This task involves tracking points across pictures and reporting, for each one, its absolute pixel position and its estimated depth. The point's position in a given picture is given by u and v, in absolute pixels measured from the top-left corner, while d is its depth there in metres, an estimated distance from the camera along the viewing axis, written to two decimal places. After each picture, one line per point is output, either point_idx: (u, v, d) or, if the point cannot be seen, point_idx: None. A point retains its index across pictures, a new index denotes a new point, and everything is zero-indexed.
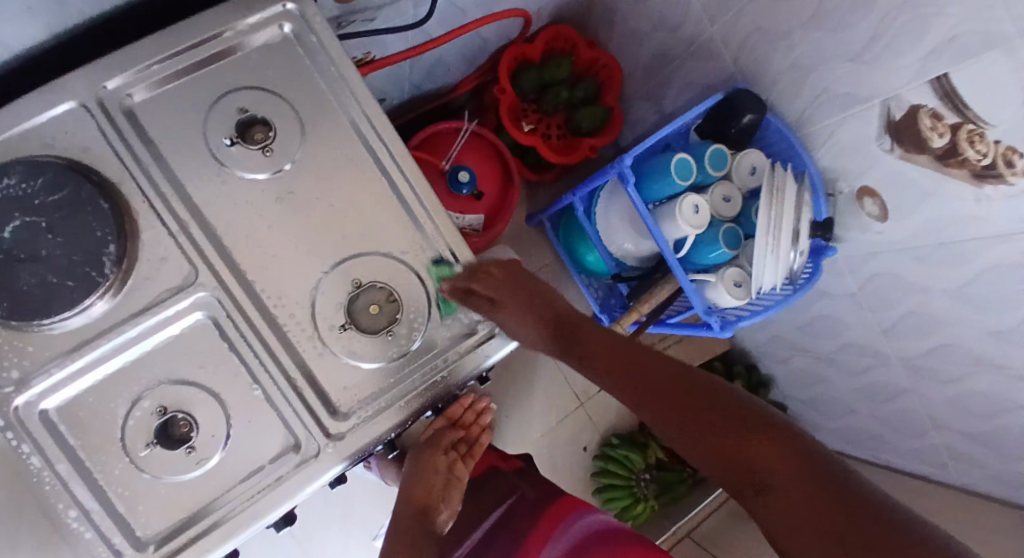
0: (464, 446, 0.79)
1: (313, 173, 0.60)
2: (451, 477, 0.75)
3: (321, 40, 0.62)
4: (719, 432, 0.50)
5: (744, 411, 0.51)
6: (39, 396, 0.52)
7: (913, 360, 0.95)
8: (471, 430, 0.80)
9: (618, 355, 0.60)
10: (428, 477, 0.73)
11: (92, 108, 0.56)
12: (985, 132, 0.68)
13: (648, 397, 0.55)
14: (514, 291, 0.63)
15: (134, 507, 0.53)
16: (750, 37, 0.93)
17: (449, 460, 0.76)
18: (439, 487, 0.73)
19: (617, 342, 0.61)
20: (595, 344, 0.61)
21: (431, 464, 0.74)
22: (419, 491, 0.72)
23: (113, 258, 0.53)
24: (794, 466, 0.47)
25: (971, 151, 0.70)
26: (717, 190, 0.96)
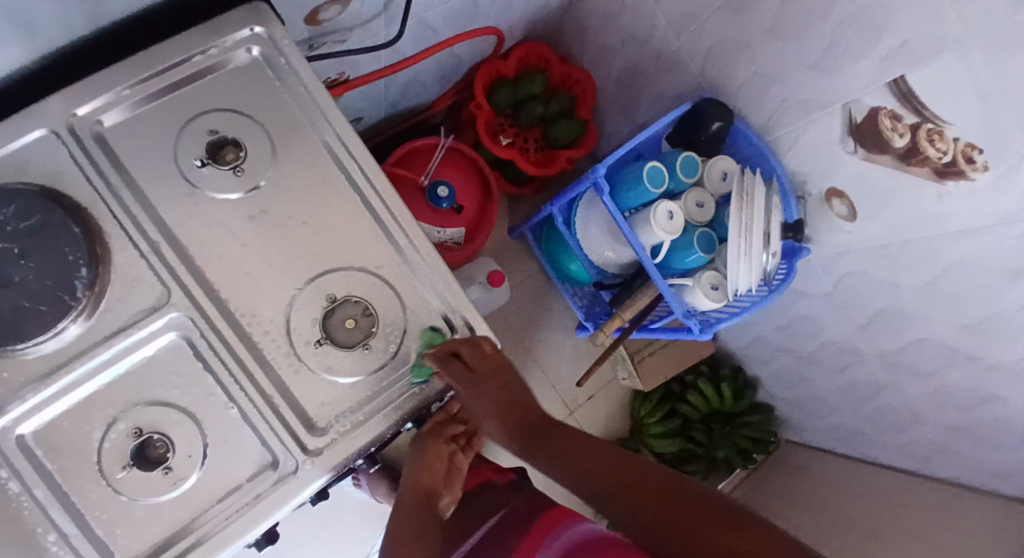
0: (467, 434, 0.69)
1: (285, 192, 0.61)
2: (454, 466, 0.68)
3: (290, 62, 0.63)
4: (689, 524, 0.53)
5: (701, 499, 0.55)
6: (16, 421, 0.53)
7: (890, 356, 0.96)
8: (475, 416, 0.70)
9: (585, 455, 0.63)
10: (431, 468, 0.66)
11: (62, 134, 0.56)
12: (945, 131, 0.70)
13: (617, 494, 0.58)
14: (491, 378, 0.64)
15: (112, 531, 0.53)
16: (714, 47, 0.96)
17: (451, 451, 0.67)
18: (441, 477, 0.66)
19: (588, 443, 0.64)
20: (563, 444, 0.64)
21: (434, 454, 0.66)
22: (423, 480, 0.65)
23: (86, 281, 0.54)
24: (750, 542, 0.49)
25: (932, 150, 0.72)
26: (691, 196, 0.97)
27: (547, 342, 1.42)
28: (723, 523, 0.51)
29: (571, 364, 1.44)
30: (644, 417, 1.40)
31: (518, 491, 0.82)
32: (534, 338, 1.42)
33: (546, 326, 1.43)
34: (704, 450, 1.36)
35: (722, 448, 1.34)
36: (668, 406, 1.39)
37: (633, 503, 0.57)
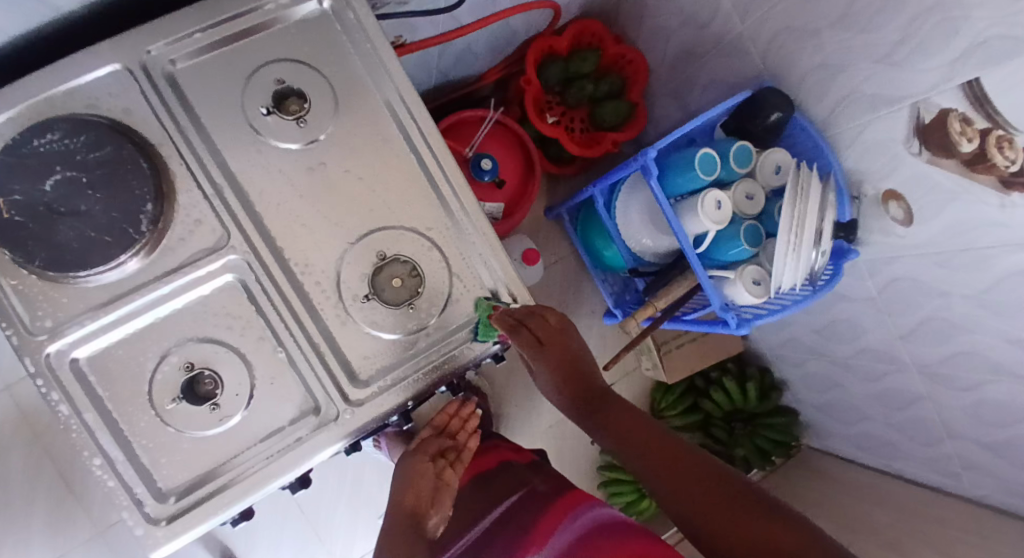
0: (453, 454, 0.73)
1: (344, 146, 0.62)
2: (440, 483, 0.70)
3: (358, 17, 0.63)
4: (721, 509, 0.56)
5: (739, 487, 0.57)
6: (72, 346, 0.55)
7: (930, 367, 0.94)
8: (460, 434, 0.76)
9: (636, 431, 0.64)
10: (418, 484, 0.68)
11: (135, 72, 0.57)
12: (1014, 139, 0.66)
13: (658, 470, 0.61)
14: (556, 340, 0.65)
15: (157, 460, 0.55)
16: (780, 35, 0.93)
17: (437, 468, 0.70)
18: (429, 493, 0.68)
19: (644, 423, 0.65)
20: (618, 418, 0.65)
21: (420, 471, 0.69)
22: (409, 498, 0.67)
23: (150, 216, 0.55)
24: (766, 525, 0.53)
25: (1000, 157, 0.68)
26: (741, 187, 0.95)
27: (576, 326, 1.43)
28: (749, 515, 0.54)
29: (597, 349, 1.44)
30: (665, 409, 1.38)
31: (541, 471, 0.82)
32: None
33: (576, 310, 1.43)
34: (724, 447, 1.33)
35: (742, 447, 1.31)
36: (689, 400, 1.37)
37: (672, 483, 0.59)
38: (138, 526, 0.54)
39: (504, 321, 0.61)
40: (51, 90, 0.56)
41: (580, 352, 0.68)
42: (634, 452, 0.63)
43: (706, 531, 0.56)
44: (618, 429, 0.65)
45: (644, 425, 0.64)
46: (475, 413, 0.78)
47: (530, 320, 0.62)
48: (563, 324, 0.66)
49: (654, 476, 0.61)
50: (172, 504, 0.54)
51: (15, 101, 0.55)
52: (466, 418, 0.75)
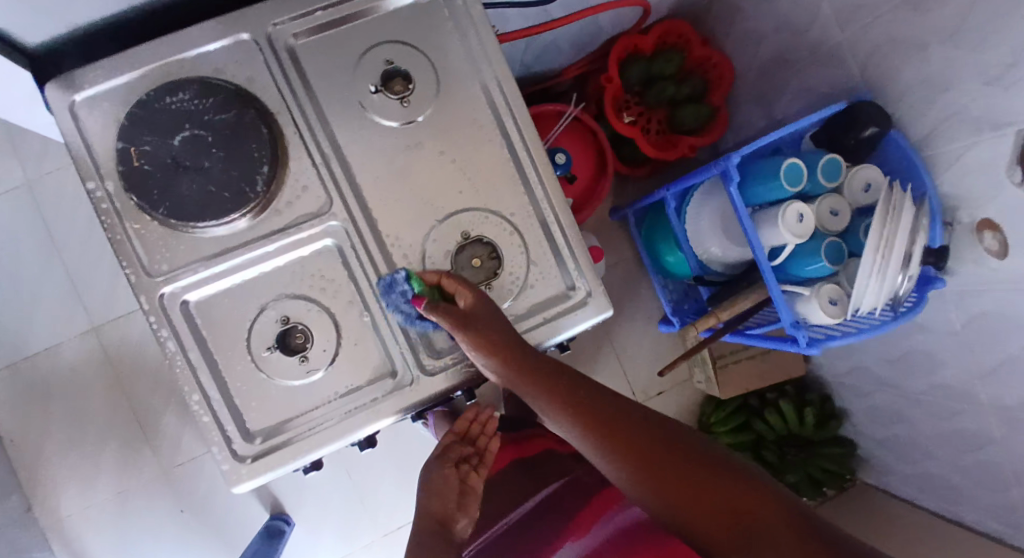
0: (475, 458, 0.71)
1: (442, 129, 0.64)
2: (466, 487, 0.68)
3: (466, 3, 0.65)
4: (669, 468, 0.58)
5: (681, 445, 0.59)
6: (183, 288, 0.59)
7: (1009, 410, 0.90)
8: (480, 439, 0.72)
9: (584, 405, 0.61)
10: (443, 490, 0.66)
11: (260, 42, 0.61)
12: None
13: (607, 437, 0.60)
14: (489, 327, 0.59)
15: (247, 402, 0.59)
16: (882, 50, 0.91)
17: (461, 474, 0.68)
18: (455, 497, 0.67)
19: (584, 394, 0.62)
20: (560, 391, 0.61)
21: (444, 476, 0.67)
22: (435, 505, 0.66)
23: (265, 178, 0.59)
24: (687, 456, 0.58)
25: None
26: (825, 202, 0.92)
27: (630, 329, 1.43)
28: (697, 472, 0.57)
29: (649, 355, 1.44)
30: (715, 424, 1.36)
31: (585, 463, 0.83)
32: (618, 323, 1.42)
33: (633, 313, 1.43)
34: (773, 470, 1.31)
35: (793, 473, 1.29)
36: (741, 418, 1.35)
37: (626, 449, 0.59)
38: (226, 461, 0.58)
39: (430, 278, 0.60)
40: (183, 54, 0.60)
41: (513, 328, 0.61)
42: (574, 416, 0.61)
43: (656, 488, 0.58)
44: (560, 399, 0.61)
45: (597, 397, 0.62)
46: (493, 416, 0.74)
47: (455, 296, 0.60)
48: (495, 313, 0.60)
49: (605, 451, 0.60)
50: (258, 444, 0.59)
51: (151, 61, 0.60)
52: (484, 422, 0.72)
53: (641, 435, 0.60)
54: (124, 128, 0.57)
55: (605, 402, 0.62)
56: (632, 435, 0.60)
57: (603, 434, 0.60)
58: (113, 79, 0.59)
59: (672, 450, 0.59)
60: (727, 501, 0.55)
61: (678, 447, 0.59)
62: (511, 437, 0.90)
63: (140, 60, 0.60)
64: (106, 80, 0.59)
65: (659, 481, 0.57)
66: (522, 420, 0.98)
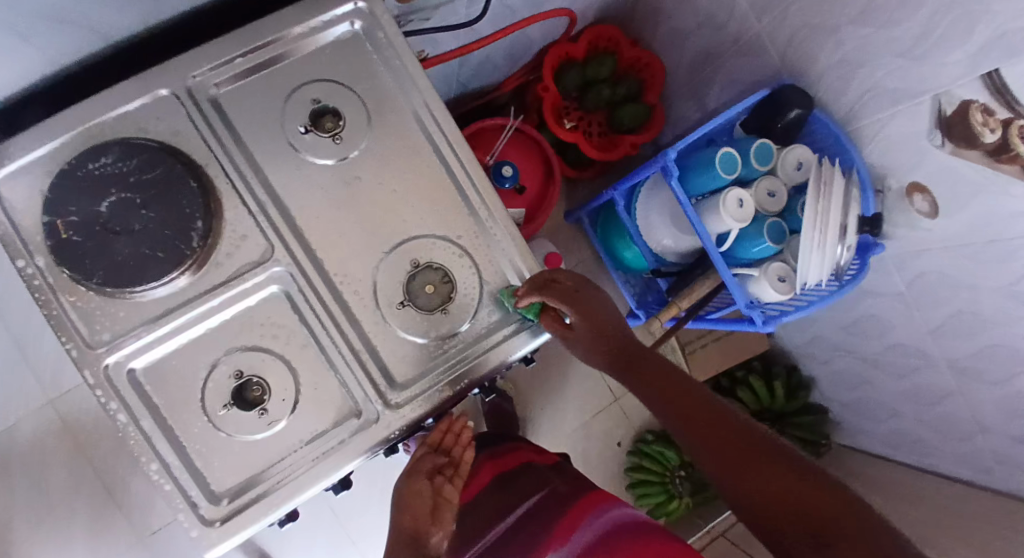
0: (450, 470, 0.70)
1: (378, 161, 0.64)
2: (440, 499, 0.68)
3: (388, 34, 0.65)
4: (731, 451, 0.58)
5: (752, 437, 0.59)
6: (129, 356, 0.58)
7: (959, 361, 0.94)
8: (455, 449, 0.72)
9: (667, 388, 0.65)
10: (415, 504, 0.67)
11: (181, 96, 0.60)
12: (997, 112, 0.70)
13: (679, 422, 0.63)
14: (586, 318, 0.66)
15: (210, 463, 0.58)
16: (798, 33, 0.94)
17: (435, 485, 0.68)
18: (428, 511, 0.67)
19: (668, 371, 0.67)
20: (648, 373, 0.67)
21: (417, 491, 0.67)
22: (407, 520, 0.66)
23: (200, 233, 0.58)
24: (750, 444, 0.58)
25: (985, 130, 0.72)
26: (762, 185, 0.95)
27: None
28: (760, 459, 0.57)
29: None
30: None
31: (564, 474, 0.83)
32: None
33: None
34: None
35: None
36: None
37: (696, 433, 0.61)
38: (193, 527, 0.57)
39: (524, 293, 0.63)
40: (102, 116, 0.59)
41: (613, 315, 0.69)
42: (656, 401, 0.65)
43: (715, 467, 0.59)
44: (648, 382, 0.67)
45: (678, 383, 0.65)
46: (468, 424, 0.74)
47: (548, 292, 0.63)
48: (591, 298, 0.67)
49: (677, 430, 0.63)
50: (225, 505, 0.58)
51: (68, 128, 0.58)
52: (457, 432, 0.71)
53: (714, 419, 0.61)
54: (47, 200, 0.56)
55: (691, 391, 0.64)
56: (703, 417, 0.62)
57: (677, 418, 0.63)
58: (30, 151, 0.58)
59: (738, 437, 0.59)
60: (784, 493, 0.54)
61: (745, 434, 0.59)
62: (487, 455, 0.89)
63: (57, 130, 0.58)
64: (23, 153, 0.58)
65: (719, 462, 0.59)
66: (502, 436, 0.98)
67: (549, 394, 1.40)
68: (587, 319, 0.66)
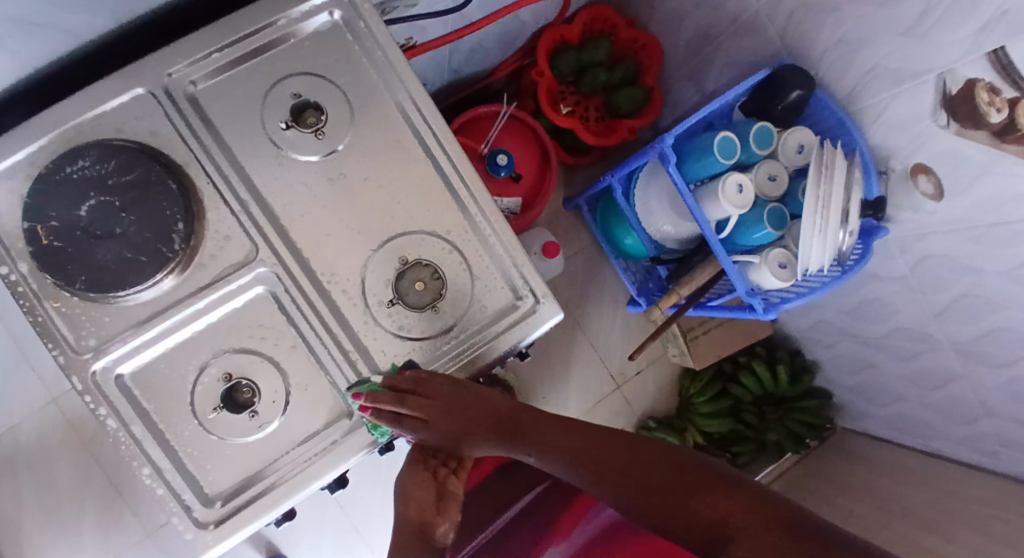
0: (454, 461, 0.67)
1: (363, 156, 0.63)
2: (445, 489, 0.65)
3: (369, 25, 0.63)
4: (652, 486, 0.52)
5: (677, 468, 0.52)
6: (115, 361, 0.57)
7: (964, 345, 0.92)
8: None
9: (572, 439, 0.58)
10: (418, 494, 0.64)
11: (158, 95, 0.59)
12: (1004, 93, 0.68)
13: (591, 469, 0.55)
14: (457, 410, 0.59)
15: (202, 466, 0.58)
16: (797, 12, 0.92)
17: (437, 474, 0.66)
18: (433, 501, 0.64)
19: (562, 424, 0.60)
20: (540, 432, 0.59)
21: (419, 480, 0.65)
22: (412, 512, 0.63)
23: (182, 235, 0.57)
24: (670, 471, 0.52)
25: (990, 109, 0.70)
26: (763, 168, 0.93)
27: (598, 315, 1.43)
28: (683, 485, 0.50)
29: (621, 338, 1.44)
30: (694, 395, 1.38)
31: None
32: (586, 311, 1.41)
33: (599, 299, 1.43)
34: (754, 432, 1.34)
35: (774, 431, 1.32)
36: (718, 386, 1.36)
37: (613, 476, 0.54)
38: (188, 530, 0.57)
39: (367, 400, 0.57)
40: (79, 118, 0.57)
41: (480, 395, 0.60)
42: (560, 456, 0.57)
43: (639, 508, 0.51)
44: (544, 441, 0.59)
45: (581, 429, 0.59)
46: None
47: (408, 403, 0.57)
48: (458, 393, 0.59)
49: (593, 484, 0.55)
50: (218, 508, 0.57)
51: (45, 131, 0.57)
52: None
53: (628, 458, 0.55)
54: (26, 205, 0.55)
55: (600, 434, 0.58)
56: (614, 459, 0.55)
57: (587, 466, 0.55)
58: (8, 156, 0.57)
59: (658, 464, 0.53)
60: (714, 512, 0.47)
61: (665, 461, 0.53)
62: None
63: (35, 133, 0.57)
64: (0, 157, 0.57)
65: (642, 499, 0.51)
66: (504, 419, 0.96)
67: (551, 383, 1.39)
68: (454, 414, 0.59)
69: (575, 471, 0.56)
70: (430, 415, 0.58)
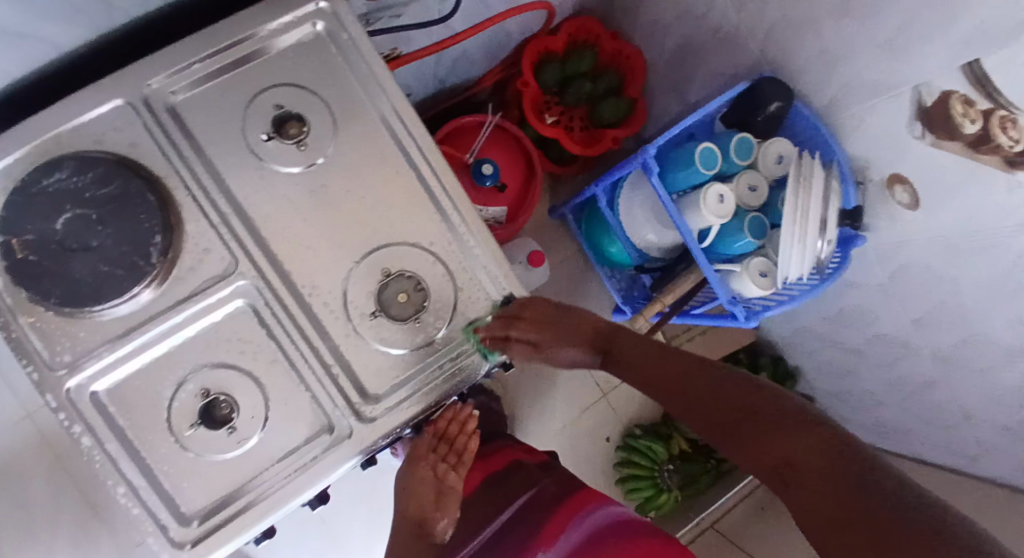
0: (454, 457, 0.70)
1: (344, 168, 0.62)
2: (444, 487, 0.69)
3: (352, 36, 0.63)
4: (724, 413, 0.60)
5: (743, 392, 0.60)
6: (90, 379, 0.56)
7: (943, 351, 0.94)
8: (459, 437, 0.71)
9: (653, 363, 0.67)
10: (419, 492, 0.69)
11: (136, 106, 0.58)
12: (1017, 118, 0.66)
13: (670, 393, 0.65)
14: (557, 325, 0.67)
15: (179, 485, 0.57)
16: (777, 25, 0.93)
17: (439, 474, 0.69)
18: (431, 499, 0.69)
19: (652, 344, 0.69)
20: (626, 353, 0.69)
21: (421, 479, 0.69)
22: (412, 506, 0.69)
23: (159, 248, 0.56)
24: (742, 399, 0.59)
25: (1004, 137, 0.68)
26: (743, 179, 0.94)
27: None
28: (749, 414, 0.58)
29: None
30: None
31: (551, 470, 0.84)
32: None
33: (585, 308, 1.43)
34: None
35: None
36: None
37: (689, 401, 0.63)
38: (164, 550, 0.56)
39: (483, 329, 0.62)
40: (56, 129, 0.57)
41: (576, 314, 0.70)
42: (644, 378, 0.67)
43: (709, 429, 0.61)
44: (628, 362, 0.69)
45: (666, 353, 0.67)
46: (473, 414, 0.72)
47: (516, 328, 0.63)
48: (548, 308, 0.67)
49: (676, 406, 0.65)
50: (196, 527, 0.56)
51: (23, 142, 0.56)
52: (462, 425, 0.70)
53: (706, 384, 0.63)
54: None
55: (682, 360, 0.66)
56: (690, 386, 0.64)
57: (668, 389, 0.65)
58: None
59: (727, 392, 0.61)
60: (771, 445, 0.55)
61: (736, 386, 0.61)
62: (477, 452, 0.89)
63: (10, 144, 0.56)
64: None
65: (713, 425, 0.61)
66: (495, 434, 0.99)
67: (537, 392, 1.39)
68: (560, 335, 0.68)
69: (660, 395, 0.66)
70: (534, 338, 0.64)
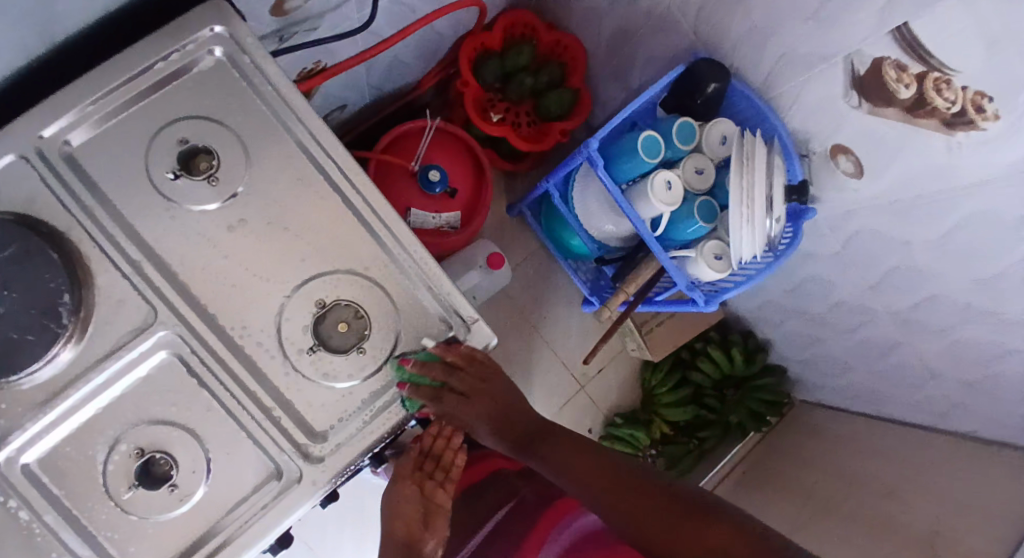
0: (440, 474, 0.68)
1: (262, 199, 0.60)
2: (431, 505, 0.67)
3: (255, 60, 0.60)
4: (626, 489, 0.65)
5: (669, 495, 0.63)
6: (19, 450, 0.53)
7: (903, 313, 0.94)
8: (446, 453, 0.68)
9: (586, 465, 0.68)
10: (405, 510, 0.66)
11: (30, 158, 0.55)
12: (952, 79, 0.65)
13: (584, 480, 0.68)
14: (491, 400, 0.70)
15: (125, 549, 0.54)
16: (705, 4, 0.91)
17: (425, 491, 0.67)
18: (419, 517, 0.66)
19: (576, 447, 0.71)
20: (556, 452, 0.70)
21: (406, 497, 0.66)
22: (400, 528, 0.65)
23: (69, 307, 0.53)
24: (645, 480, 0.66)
25: (940, 99, 0.68)
26: (689, 163, 0.94)
27: (554, 319, 1.41)
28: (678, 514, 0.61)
29: (579, 339, 1.43)
30: (656, 387, 1.37)
31: (531, 480, 0.82)
32: (541, 315, 1.39)
33: (553, 302, 1.41)
34: (716, 416, 1.34)
35: (735, 413, 1.32)
36: (677, 375, 1.37)
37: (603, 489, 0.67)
38: None
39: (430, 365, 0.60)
40: None
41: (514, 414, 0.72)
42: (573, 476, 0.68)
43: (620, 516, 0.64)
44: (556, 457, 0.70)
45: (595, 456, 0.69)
46: (460, 429, 0.69)
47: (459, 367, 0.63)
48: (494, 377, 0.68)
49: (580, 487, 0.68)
50: None
51: None
52: (448, 439, 0.67)
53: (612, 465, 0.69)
54: None
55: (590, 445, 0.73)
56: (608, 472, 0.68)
57: (580, 476, 0.69)
58: None
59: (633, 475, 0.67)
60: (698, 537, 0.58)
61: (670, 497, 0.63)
62: None
63: None
64: None
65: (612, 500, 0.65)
66: None
67: None
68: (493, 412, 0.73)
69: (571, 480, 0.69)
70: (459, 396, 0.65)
